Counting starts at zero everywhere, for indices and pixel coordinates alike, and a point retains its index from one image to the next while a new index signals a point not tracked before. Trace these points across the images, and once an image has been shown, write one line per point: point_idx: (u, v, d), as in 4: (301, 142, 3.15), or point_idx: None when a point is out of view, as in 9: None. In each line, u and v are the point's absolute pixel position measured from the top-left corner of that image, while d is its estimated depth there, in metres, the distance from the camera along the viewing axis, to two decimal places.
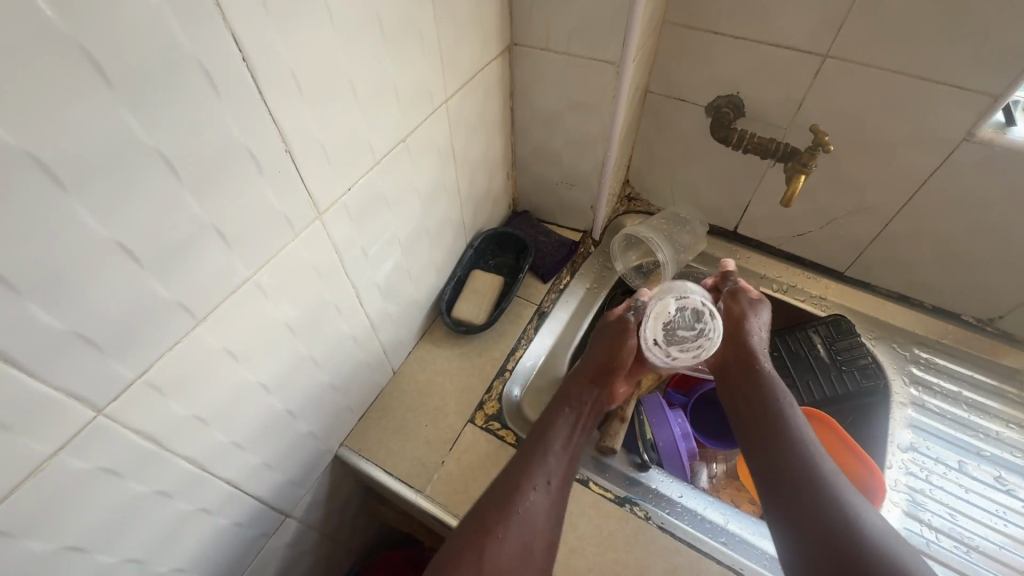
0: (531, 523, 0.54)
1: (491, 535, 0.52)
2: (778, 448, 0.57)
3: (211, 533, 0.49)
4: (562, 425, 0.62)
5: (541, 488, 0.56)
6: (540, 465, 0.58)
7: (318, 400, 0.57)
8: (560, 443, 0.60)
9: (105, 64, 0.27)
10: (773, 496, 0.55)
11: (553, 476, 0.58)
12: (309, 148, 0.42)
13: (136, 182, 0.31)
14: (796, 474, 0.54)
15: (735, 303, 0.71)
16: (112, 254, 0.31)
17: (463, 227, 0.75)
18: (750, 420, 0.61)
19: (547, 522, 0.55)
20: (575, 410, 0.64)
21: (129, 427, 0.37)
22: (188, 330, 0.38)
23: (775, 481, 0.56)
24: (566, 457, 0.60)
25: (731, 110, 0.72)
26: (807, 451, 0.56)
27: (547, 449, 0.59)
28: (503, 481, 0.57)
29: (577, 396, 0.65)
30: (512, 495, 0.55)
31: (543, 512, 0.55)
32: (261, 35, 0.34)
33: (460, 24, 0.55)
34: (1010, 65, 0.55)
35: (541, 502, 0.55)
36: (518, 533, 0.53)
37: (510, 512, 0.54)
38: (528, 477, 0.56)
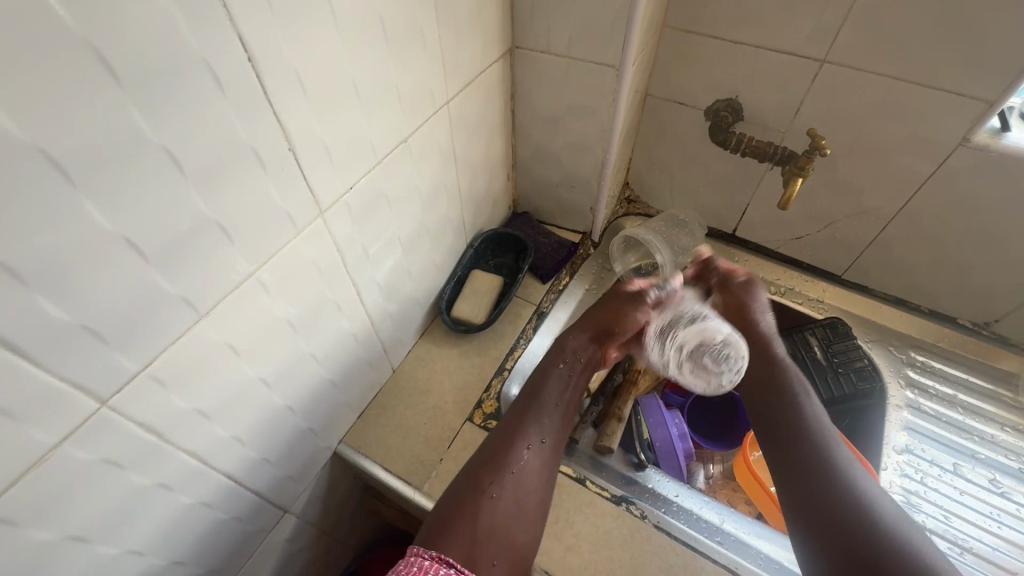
0: (524, 481, 0.54)
1: (486, 494, 0.53)
2: (793, 437, 0.56)
3: (210, 526, 0.50)
4: (554, 385, 0.62)
5: (534, 447, 0.57)
6: (533, 426, 0.58)
7: (318, 397, 0.58)
8: (553, 402, 0.61)
9: (113, 62, 0.28)
10: (786, 487, 0.55)
11: (547, 436, 0.59)
12: (312, 147, 0.42)
13: (142, 177, 0.31)
14: (809, 463, 0.54)
15: (731, 290, 0.69)
16: (117, 248, 0.32)
17: (464, 227, 0.75)
18: (763, 408, 0.61)
19: (539, 480, 0.56)
20: (569, 368, 0.64)
21: (131, 419, 0.37)
22: (192, 324, 0.38)
23: (788, 470, 0.55)
24: (558, 417, 0.61)
25: (729, 114, 0.74)
26: (822, 440, 0.55)
27: (541, 409, 0.60)
28: (496, 440, 0.57)
29: (570, 355, 0.65)
30: (506, 454, 0.55)
31: (536, 470, 0.56)
32: (266, 36, 0.35)
33: (462, 26, 0.55)
34: (1004, 72, 0.56)
35: (534, 461, 0.56)
36: (513, 491, 0.53)
37: (505, 470, 0.54)
38: (522, 437, 0.57)
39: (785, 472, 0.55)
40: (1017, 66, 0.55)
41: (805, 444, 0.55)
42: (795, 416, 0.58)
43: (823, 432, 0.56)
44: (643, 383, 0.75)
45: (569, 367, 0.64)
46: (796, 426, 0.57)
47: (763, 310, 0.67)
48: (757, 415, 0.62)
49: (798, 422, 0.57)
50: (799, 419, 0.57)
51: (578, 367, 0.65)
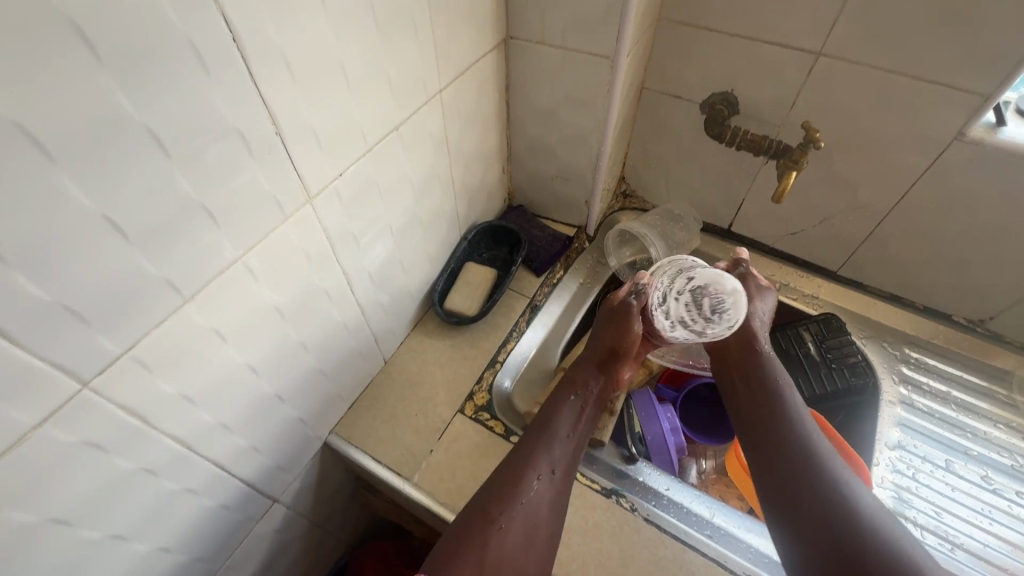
0: (535, 513, 0.54)
1: (496, 524, 0.52)
2: (775, 432, 0.57)
3: (198, 514, 0.50)
4: (567, 414, 0.62)
5: (545, 477, 0.56)
6: (545, 453, 0.58)
7: (308, 386, 0.57)
8: (565, 431, 0.60)
9: (93, 37, 0.27)
10: (767, 482, 0.55)
11: (557, 465, 0.58)
12: (300, 132, 0.42)
13: (124, 157, 0.31)
14: (791, 458, 0.54)
15: (744, 289, 0.71)
16: (98, 228, 0.31)
17: (457, 219, 0.75)
18: (751, 412, 0.60)
19: (549, 511, 0.55)
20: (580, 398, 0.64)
21: (114, 403, 0.37)
22: (176, 307, 0.38)
23: (770, 466, 0.55)
24: (570, 445, 0.60)
25: (725, 107, 0.73)
26: (803, 434, 0.55)
27: (552, 437, 0.59)
28: (505, 471, 0.56)
29: (582, 383, 0.65)
30: (515, 485, 0.54)
31: (546, 501, 0.55)
32: (252, 18, 0.34)
33: (455, 15, 0.55)
34: (1001, 65, 0.55)
35: (545, 491, 0.55)
36: (523, 523, 0.53)
37: (514, 501, 0.54)
38: (532, 467, 0.56)
39: (767, 467, 0.55)
40: (1013, 59, 0.54)
41: (786, 439, 0.56)
42: (776, 410, 0.58)
43: (804, 426, 0.56)
44: (637, 377, 0.76)
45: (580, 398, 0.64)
46: (778, 421, 0.57)
47: (763, 310, 0.68)
48: (739, 411, 0.62)
49: (780, 416, 0.57)
50: (781, 414, 0.58)
51: (590, 396, 0.65)
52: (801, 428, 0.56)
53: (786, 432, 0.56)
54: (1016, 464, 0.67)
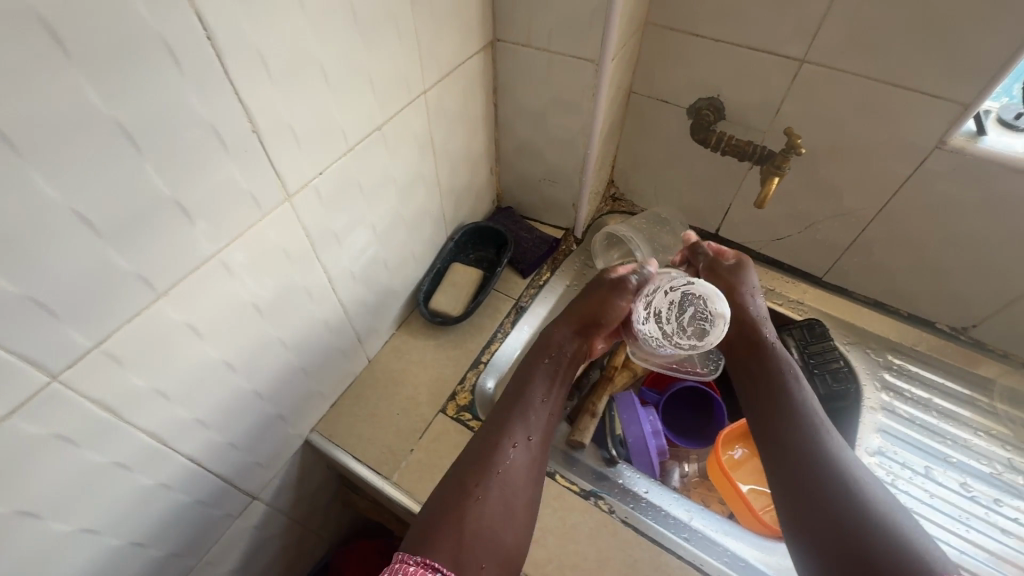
0: (511, 481, 0.54)
1: (472, 495, 0.52)
2: (790, 430, 0.55)
3: (172, 508, 0.50)
4: (541, 381, 0.63)
5: (521, 445, 0.57)
6: (520, 423, 0.58)
7: (288, 383, 0.57)
8: (540, 400, 0.61)
9: (62, 32, 0.28)
10: (781, 482, 0.54)
11: (533, 433, 0.58)
12: (277, 130, 0.42)
13: (94, 151, 0.31)
14: (806, 456, 0.53)
15: (717, 274, 0.70)
16: (67, 221, 0.32)
17: (443, 219, 0.75)
18: (760, 404, 0.59)
19: (527, 480, 0.55)
20: (555, 364, 0.65)
21: (85, 396, 0.37)
22: (149, 302, 0.38)
23: (784, 465, 0.54)
24: (545, 412, 0.61)
25: (711, 113, 0.73)
26: (818, 432, 0.54)
27: (528, 406, 0.60)
28: (481, 442, 0.57)
29: (556, 349, 0.66)
30: (491, 455, 0.55)
31: (523, 469, 0.56)
32: (227, 16, 0.35)
33: (439, 17, 0.55)
34: (979, 75, 0.56)
35: (522, 459, 0.56)
36: (499, 492, 0.53)
37: (490, 472, 0.54)
38: (507, 436, 0.57)
39: (779, 464, 0.54)
40: (991, 70, 0.55)
41: (801, 437, 0.54)
42: (789, 407, 0.57)
43: (819, 424, 0.55)
44: (620, 380, 0.77)
45: (555, 363, 0.65)
46: (790, 417, 0.56)
47: (752, 294, 0.67)
48: (750, 404, 0.60)
49: (794, 413, 0.56)
50: (795, 411, 0.56)
51: (564, 362, 0.65)
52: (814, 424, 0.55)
53: (800, 430, 0.55)
54: (994, 471, 0.68)
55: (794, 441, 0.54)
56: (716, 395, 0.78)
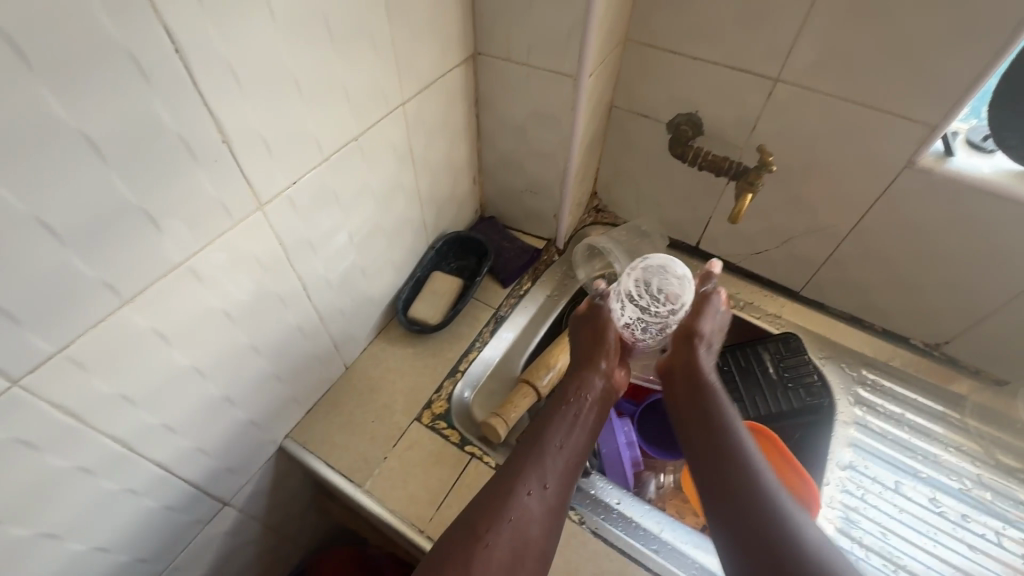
0: (525, 529, 0.53)
1: (482, 542, 0.51)
2: (729, 466, 0.55)
3: (139, 514, 0.50)
4: (560, 425, 0.61)
5: (535, 492, 0.55)
6: (535, 468, 0.57)
7: (260, 389, 0.58)
8: (557, 444, 0.59)
9: (27, 47, 0.28)
10: (721, 520, 0.53)
11: (549, 481, 0.57)
12: (248, 140, 0.43)
13: (57, 160, 0.32)
14: (744, 495, 0.53)
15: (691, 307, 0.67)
16: (29, 229, 0.32)
17: (424, 228, 0.76)
18: (703, 446, 0.59)
19: (540, 528, 0.54)
20: (575, 407, 0.63)
21: (47, 401, 0.37)
22: (114, 308, 0.39)
23: (724, 503, 0.54)
24: (563, 458, 0.59)
25: (689, 128, 0.75)
26: (753, 468, 0.55)
27: (545, 451, 0.58)
28: (495, 486, 0.55)
29: (575, 393, 0.64)
30: (504, 501, 0.54)
31: (537, 517, 0.54)
32: (195, 29, 0.35)
33: (417, 31, 0.56)
34: (944, 98, 0.57)
35: (535, 507, 0.54)
36: (511, 539, 0.51)
37: (502, 517, 0.53)
38: (522, 483, 0.55)
39: (722, 507, 0.54)
40: (956, 93, 0.56)
41: (738, 475, 0.54)
42: (727, 444, 0.57)
43: (754, 460, 0.56)
44: None
45: (575, 409, 0.63)
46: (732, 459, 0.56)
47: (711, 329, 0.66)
48: (693, 445, 0.60)
49: (732, 450, 0.56)
50: (732, 447, 0.57)
51: (584, 405, 0.64)
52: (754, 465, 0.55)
53: (739, 467, 0.55)
54: (963, 486, 0.69)
55: (734, 480, 0.54)
56: None
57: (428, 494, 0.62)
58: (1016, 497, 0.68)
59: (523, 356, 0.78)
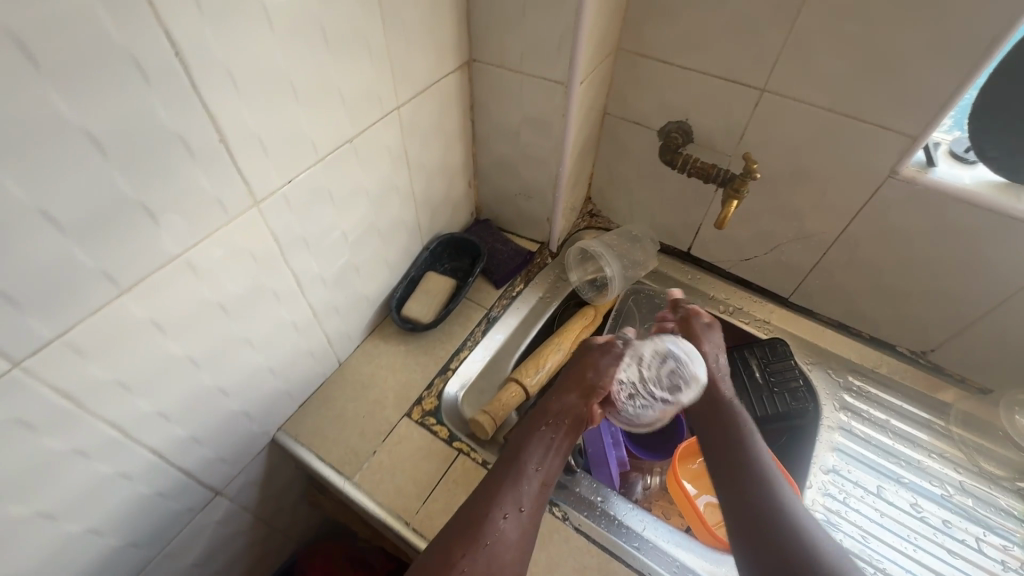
0: (501, 555, 0.51)
1: (456, 568, 0.49)
2: (744, 473, 0.57)
3: (132, 499, 0.52)
4: (536, 446, 0.60)
5: (511, 515, 0.54)
6: (511, 491, 0.55)
7: (253, 381, 0.59)
8: (534, 466, 0.58)
9: (35, 51, 0.30)
10: (735, 526, 0.55)
11: (525, 504, 0.55)
12: (245, 140, 0.45)
13: (59, 155, 0.34)
14: (758, 501, 0.54)
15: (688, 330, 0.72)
16: (34, 220, 0.34)
17: (419, 229, 0.78)
18: (717, 447, 0.61)
19: (516, 552, 0.52)
20: (553, 430, 0.62)
21: (45, 384, 0.39)
22: (112, 297, 0.41)
23: (739, 510, 0.55)
24: (539, 480, 0.58)
25: (680, 136, 0.76)
26: (768, 476, 0.57)
27: (521, 474, 0.57)
28: (470, 510, 0.54)
29: (555, 414, 0.63)
30: (479, 526, 0.52)
31: (514, 542, 0.52)
32: (196, 34, 0.37)
33: (413, 38, 0.59)
34: (924, 110, 0.59)
35: (511, 532, 0.53)
36: (486, 565, 0.50)
37: (478, 542, 0.51)
38: (497, 506, 0.54)
39: (734, 504, 0.56)
40: (935, 105, 0.58)
41: (752, 483, 0.56)
42: (744, 454, 0.59)
43: (769, 468, 0.57)
44: None
45: (552, 429, 0.62)
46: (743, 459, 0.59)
47: (717, 352, 0.70)
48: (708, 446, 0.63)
49: (748, 459, 0.58)
50: (748, 457, 0.59)
51: (563, 428, 0.62)
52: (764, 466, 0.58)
53: (755, 476, 0.57)
54: (945, 493, 0.70)
55: (748, 487, 0.56)
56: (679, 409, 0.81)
57: (416, 488, 0.64)
58: (999, 504, 0.69)
59: (514, 355, 0.80)
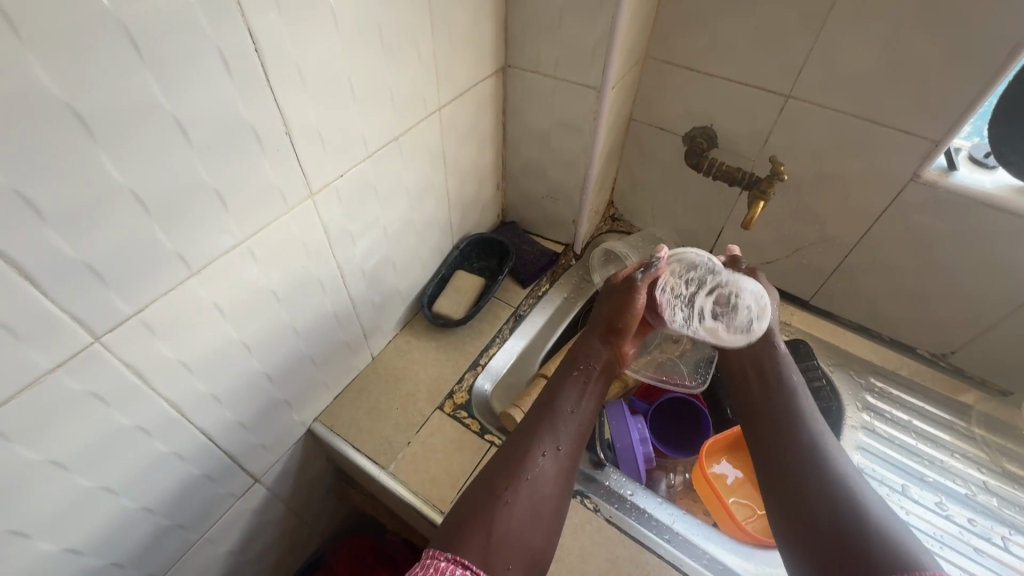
0: (540, 487, 0.56)
1: (501, 498, 0.54)
2: (794, 450, 0.58)
3: (183, 479, 0.53)
4: (570, 391, 0.64)
5: (550, 454, 0.58)
6: (549, 431, 0.59)
7: (296, 369, 0.61)
8: (570, 409, 0.62)
9: (140, 40, 0.33)
10: (782, 501, 0.56)
11: (562, 443, 0.59)
12: (306, 134, 0.47)
13: (151, 140, 0.36)
14: (807, 478, 0.55)
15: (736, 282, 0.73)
16: (125, 201, 0.37)
17: (451, 227, 0.80)
18: (766, 420, 0.62)
19: (553, 487, 0.56)
20: (584, 375, 0.66)
21: (119, 359, 0.41)
22: (182, 278, 0.43)
23: (788, 486, 0.56)
24: (576, 422, 0.62)
25: (704, 141, 0.79)
26: (820, 451, 0.57)
27: (558, 416, 0.61)
28: (511, 448, 0.58)
29: (585, 359, 0.67)
30: (521, 462, 0.56)
31: (551, 477, 0.57)
32: (273, 33, 0.40)
33: (457, 43, 0.62)
34: (947, 115, 0.61)
35: (550, 468, 0.57)
36: (528, 497, 0.54)
37: (520, 477, 0.55)
38: (537, 444, 0.58)
39: (783, 475, 0.57)
40: (957, 111, 0.60)
41: (800, 457, 0.57)
42: (792, 423, 0.60)
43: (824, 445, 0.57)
44: (612, 390, 0.80)
45: (587, 375, 0.66)
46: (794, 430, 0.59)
47: (772, 311, 0.71)
48: (755, 419, 0.64)
49: (798, 437, 0.59)
50: (798, 427, 0.60)
51: (593, 372, 0.67)
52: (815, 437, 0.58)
53: (806, 452, 0.57)
54: (969, 492, 0.71)
55: (797, 463, 0.57)
56: (704, 408, 0.81)
57: (450, 478, 0.65)
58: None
59: (542, 351, 0.82)
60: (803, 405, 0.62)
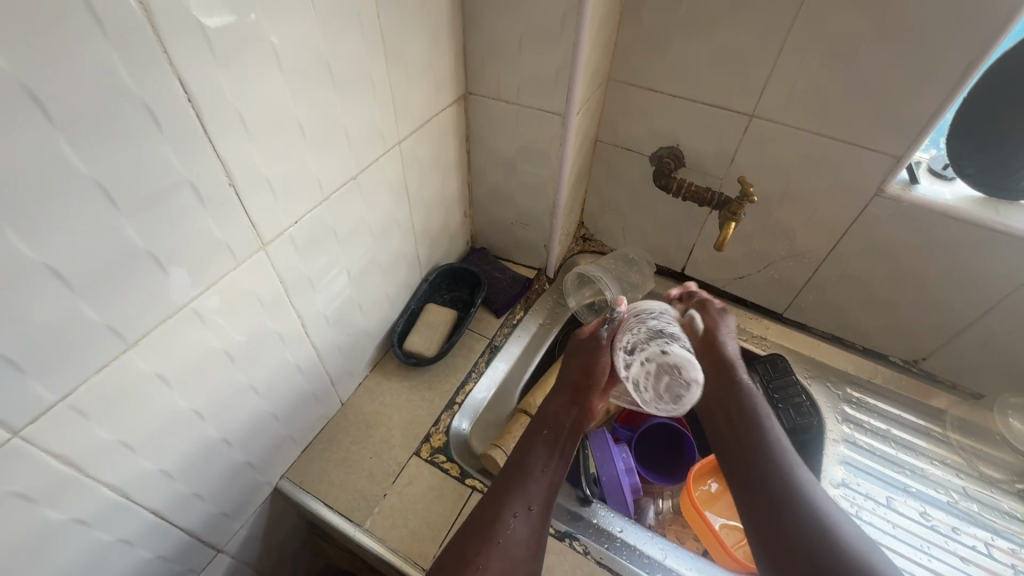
0: (513, 552, 0.54)
1: (472, 566, 0.52)
2: (762, 464, 0.59)
3: (132, 565, 0.48)
4: (541, 448, 0.63)
5: (521, 514, 0.57)
6: (520, 490, 0.58)
7: (257, 429, 0.57)
8: (540, 466, 0.61)
9: (47, 102, 0.29)
10: (754, 515, 0.57)
11: (533, 502, 0.58)
12: (254, 182, 0.44)
13: (69, 209, 0.32)
14: (783, 504, 0.55)
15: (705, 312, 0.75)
16: (40, 278, 0.32)
17: (418, 261, 0.77)
18: (732, 434, 0.63)
19: (526, 550, 0.55)
20: (555, 431, 0.65)
21: (47, 451, 0.37)
22: (118, 352, 0.38)
23: (758, 503, 0.57)
24: (547, 479, 0.61)
25: (672, 161, 0.78)
26: (790, 467, 0.58)
27: (528, 473, 0.60)
28: (481, 511, 0.57)
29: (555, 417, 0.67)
30: (491, 526, 0.55)
31: (524, 539, 0.56)
32: (209, 79, 0.37)
33: (414, 74, 0.59)
34: (908, 131, 0.62)
35: (522, 529, 0.56)
36: (499, 561, 0.53)
37: (490, 542, 0.54)
38: (507, 505, 0.57)
39: (751, 491, 0.58)
40: (917, 127, 0.61)
41: (770, 474, 0.58)
42: (758, 439, 0.61)
43: (795, 468, 0.58)
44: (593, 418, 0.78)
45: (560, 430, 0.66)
46: (761, 447, 0.60)
47: (731, 334, 0.73)
48: (722, 436, 0.64)
49: (768, 456, 0.59)
50: (764, 443, 0.60)
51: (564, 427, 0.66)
52: (781, 452, 0.59)
53: (778, 476, 0.57)
54: (951, 499, 0.71)
55: (768, 480, 0.57)
56: (688, 435, 0.79)
57: (432, 531, 0.61)
58: (1001, 508, 0.70)
59: (519, 385, 0.80)
60: (771, 428, 0.62)
